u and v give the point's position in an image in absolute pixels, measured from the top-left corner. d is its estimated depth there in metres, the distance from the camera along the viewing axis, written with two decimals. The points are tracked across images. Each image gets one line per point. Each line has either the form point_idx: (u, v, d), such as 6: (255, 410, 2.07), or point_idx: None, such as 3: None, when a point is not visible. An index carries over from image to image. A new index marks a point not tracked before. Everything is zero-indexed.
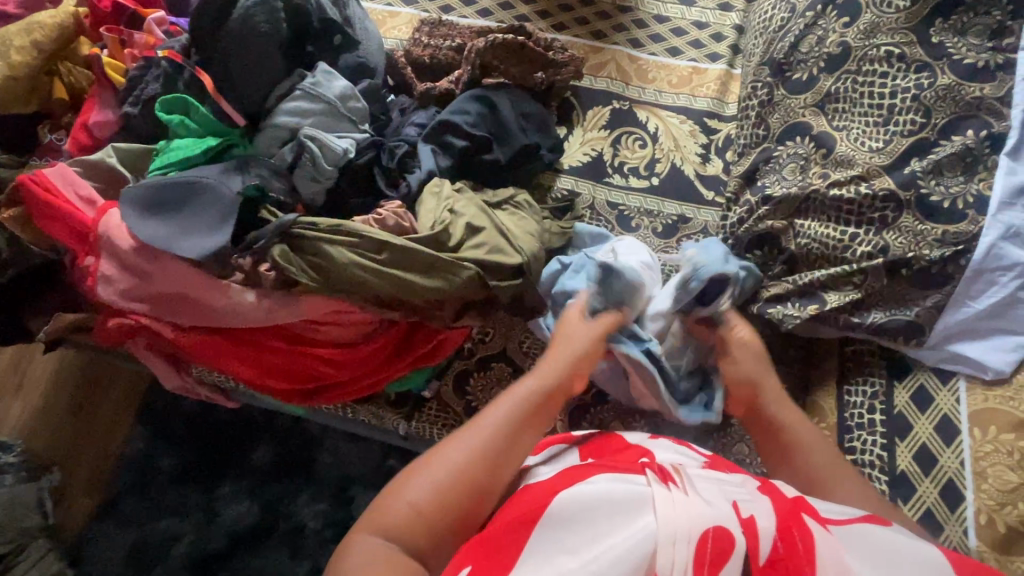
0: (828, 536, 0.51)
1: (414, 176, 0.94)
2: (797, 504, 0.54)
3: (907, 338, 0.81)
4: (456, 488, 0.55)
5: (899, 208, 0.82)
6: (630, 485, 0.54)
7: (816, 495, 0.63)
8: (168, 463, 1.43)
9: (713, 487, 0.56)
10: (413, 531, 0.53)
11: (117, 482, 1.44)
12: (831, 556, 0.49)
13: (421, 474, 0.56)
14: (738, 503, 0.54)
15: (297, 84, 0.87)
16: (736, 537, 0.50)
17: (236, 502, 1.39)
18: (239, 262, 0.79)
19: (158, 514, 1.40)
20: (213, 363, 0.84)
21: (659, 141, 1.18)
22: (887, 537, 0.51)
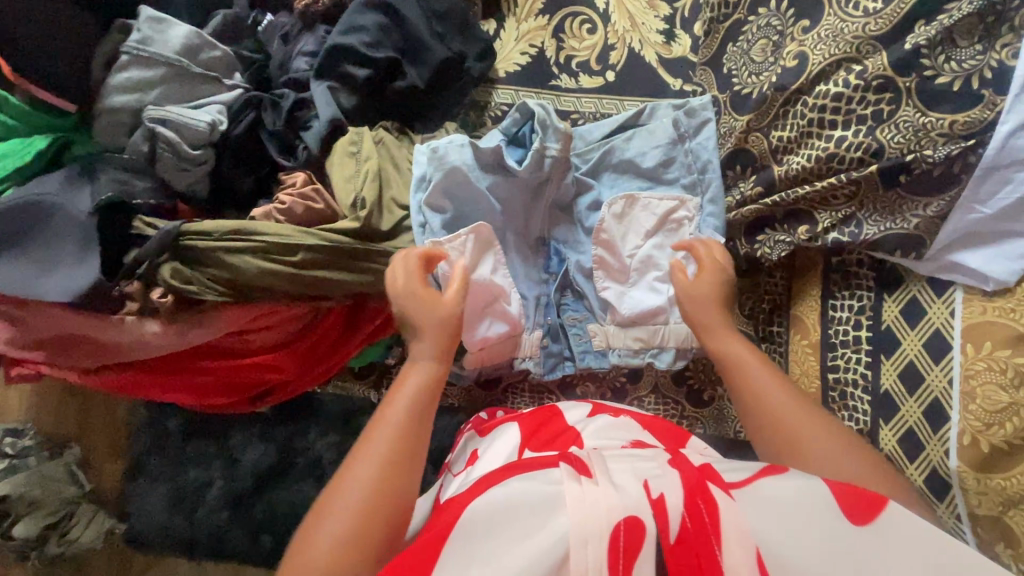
0: (730, 504, 0.48)
1: (311, 131, 0.78)
2: (703, 474, 0.51)
3: (905, 252, 0.73)
4: (377, 489, 0.53)
5: (897, 98, 0.68)
6: (536, 484, 0.50)
7: (792, 456, 0.59)
8: (174, 423, 1.23)
9: (622, 468, 0.53)
10: (343, 558, 0.49)
11: (132, 445, 1.24)
12: (735, 526, 0.46)
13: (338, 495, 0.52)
14: (648, 482, 0.50)
15: (120, 45, 0.67)
16: (647, 523, 0.47)
17: (250, 449, 1.19)
18: (126, 290, 0.67)
19: (179, 468, 1.21)
20: (140, 395, 0.76)
21: (611, 22, 0.96)
22: (794, 501, 0.48)
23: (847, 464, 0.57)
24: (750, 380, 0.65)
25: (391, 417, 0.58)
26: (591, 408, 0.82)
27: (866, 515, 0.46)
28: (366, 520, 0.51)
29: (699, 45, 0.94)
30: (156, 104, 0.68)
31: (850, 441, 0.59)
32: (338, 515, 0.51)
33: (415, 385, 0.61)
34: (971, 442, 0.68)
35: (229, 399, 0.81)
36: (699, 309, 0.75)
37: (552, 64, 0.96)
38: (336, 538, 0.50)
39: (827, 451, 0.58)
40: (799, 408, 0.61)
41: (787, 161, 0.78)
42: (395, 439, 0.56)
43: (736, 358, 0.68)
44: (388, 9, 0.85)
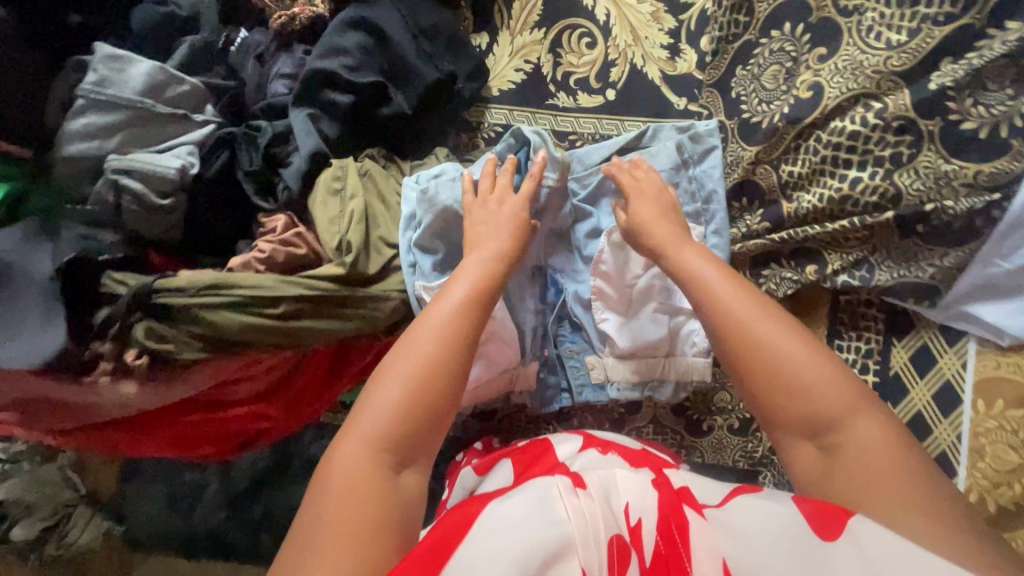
0: (702, 525, 0.47)
1: (291, 168, 0.72)
2: (680, 495, 0.51)
3: (919, 299, 0.70)
4: (426, 374, 0.53)
5: (919, 142, 0.64)
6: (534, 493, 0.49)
7: (755, 351, 0.53)
8: None
9: (610, 486, 0.52)
10: (395, 432, 0.50)
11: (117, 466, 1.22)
12: (705, 543, 0.46)
13: (386, 382, 0.52)
14: (628, 505, 0.50)
15: (75, 87, 0.61)
16: (630, 554, 0.47)
17: (240, 471, 1.17)
18: (98, 351, 0.63)
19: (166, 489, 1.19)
20: (124, 448, 0.74)
21: (611, 35, 0.89)
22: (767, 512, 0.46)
23: (805, 363, 0.51)
24: (709, 290, 0.58)
25: (437, 312, 0.57)
26: (582, 441, 0.81)
27: (839, 525, 0.42)
28: (417, 401, 0.51)
29: (705, 62, 0.87)
30: (118, 152, 0.62)
31: (810, 342, 0.52)
32: (392, 387, 0.51)
33: (464, 291, 0.60)
34: (978, 499, 0.67)
35: (216, 446, 0.79)
36: (663, 232, 0.69)
37: (549, 82, 0.90)
38: (393, 407, 0.51)
39: (785, 352, 0.51)
40: (757, 313, 0.54)
41: (797, 198, 0.73)
42: (440, 331, 0.55)
43: (696, 267, 0.62)
44: (372, 28, 0.79)
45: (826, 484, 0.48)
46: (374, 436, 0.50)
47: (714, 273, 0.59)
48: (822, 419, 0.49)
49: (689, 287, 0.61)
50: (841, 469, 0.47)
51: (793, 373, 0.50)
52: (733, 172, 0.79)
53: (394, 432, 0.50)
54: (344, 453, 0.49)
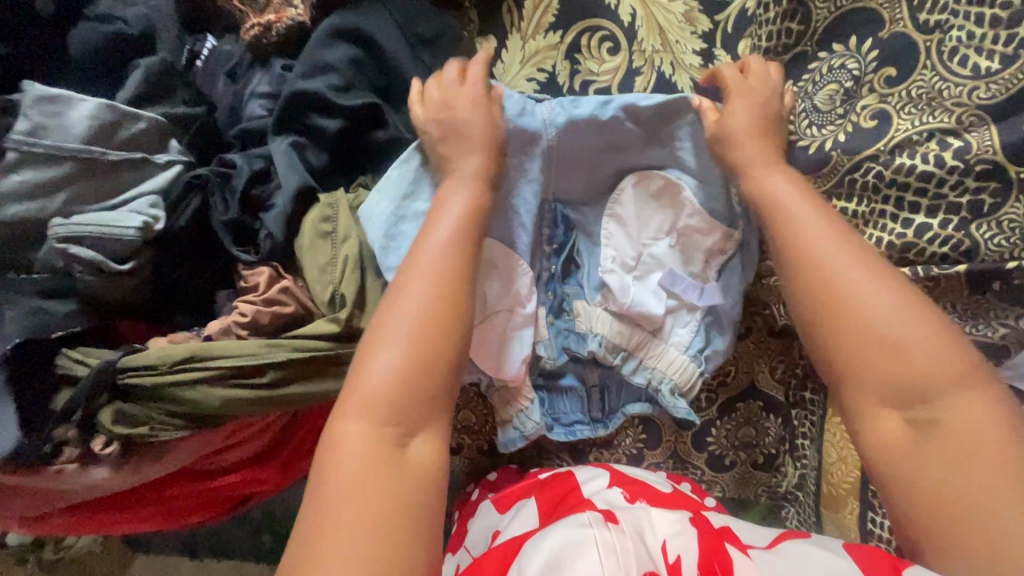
0: (748, 564, 0.48)
1: (273, 211, 0.63)
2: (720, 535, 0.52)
3: (981, 358, 0.61)
4: (420, 340, 0.49)
5: (1005, 190, 0.56)
6: (569, 528, 0.49)
7: (830, 297, 0.50)
8: None
9: (644, 526, 0.53)
10: (392, 411, 0.47)
11: None
12: None
13: (375, 353, 0.48)
14: (666, 542, 0.51)
15: (8, 137, 0.51)
16: None
17: None
18: (63, 438, 0.55)
19: None
20: (104, 528, 0.67)
21: (636, 39, 0.78)
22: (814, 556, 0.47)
23: (896, 323, 0.48)
24: (798, 234, 0.54)
25: (428, 261, 0.53)
26: (609, 477, 0.75)
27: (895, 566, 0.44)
28: (410, 375, 0.48)
29: (744, 70, 0.76)
30: (64, 213, 0.53)
31: (915, 299, 0.49)
32: (391, 351, 0.48)
33: (448, 236, 0.55)
34: None
35: (211, 511, 0.73)
36: (749, 140, 0.62)
37: (565, 93, 0.79)
38: (391, 375, 0.47)
39: (876, 313, 0.48)
40: (859, 264, 0.51)
41: None
42: (437, 278, 0.52)
43: (788, 204, 0.56)
44: (362, 37, 0.68)
45: (916, 452, 0.45)
46: (378, 391, 0.47)
47: (817, 221, 0.54)
48: (921, 399, 0.46)
49: (775, 227, 0.57)
50: (934, 438, 0.45)
51: (885, 334, 0.48)
52: None
53: (392, 400, 0.47)
54: (356, 429, 0.46)
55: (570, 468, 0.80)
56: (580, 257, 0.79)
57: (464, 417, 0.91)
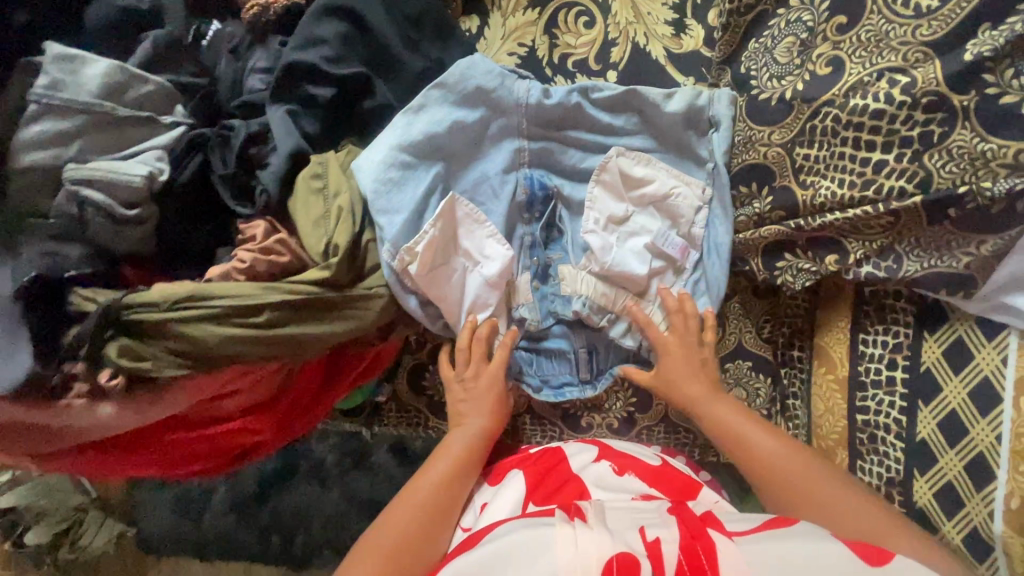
0: (730, 546, 0.54)
1: (270, 169, 0.68)
2: (704, 520, 0.58)
3: (952, 290, 0.64)
4: (429, 509, 0.68)
5: (951, 118, 0.58)
6: (537, 528, 0.57)
7: (779, 493, 0.68)
8: None
9: (624, 518, 0.59)
10: (409, 539, 0.64)
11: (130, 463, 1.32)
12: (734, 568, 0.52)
13: (401, 503, 0.68)
14: (645, 529, 0.56)
15: (26, 91, 0.56)
16: (642, 561, 0.52)
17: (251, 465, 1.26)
18: (69, 372, 0.59)
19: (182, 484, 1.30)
20: (113, 471, 0.70)
21: (611, 13, 0.83)
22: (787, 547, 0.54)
23: (835, 494, 0.65)
24: (740, 439, 0.73)
25: (425, 483, 0.70)
26: (597, 452, 0.79)
27: (882, 557, 0.52)
28: (422, 522, 0.66)
29: (714, 37, 0.81)
30: (77, 161, 0.58)
31: (827, 468, 0.68)
32: (434, 474, 0.71)
33: (458, 446, 0.74)
34: (1020, 506, 0.61)
35: (214, 462, 0.76)
36: (670, 371, 0.77)
37: (546, 64, 0.84)
38: (411, 521, 0.66)
39: (821, 524, 0.64)
40: (808, 473, 0.67)
41: (813, 185, 0.68)
42: (451, 477, 0.71)
43: (740, 421, 0.73)
44: (351, 14, 0.73)
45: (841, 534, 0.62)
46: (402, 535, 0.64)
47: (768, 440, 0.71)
48: (848, 514, 0.63)
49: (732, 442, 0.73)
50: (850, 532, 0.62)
51: (819, 503, 0.65)
52: (745, 154, 0.75)
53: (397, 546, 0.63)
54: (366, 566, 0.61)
55: (560, 443, 0.82)
56: (562, 223, 0.82)
57: None
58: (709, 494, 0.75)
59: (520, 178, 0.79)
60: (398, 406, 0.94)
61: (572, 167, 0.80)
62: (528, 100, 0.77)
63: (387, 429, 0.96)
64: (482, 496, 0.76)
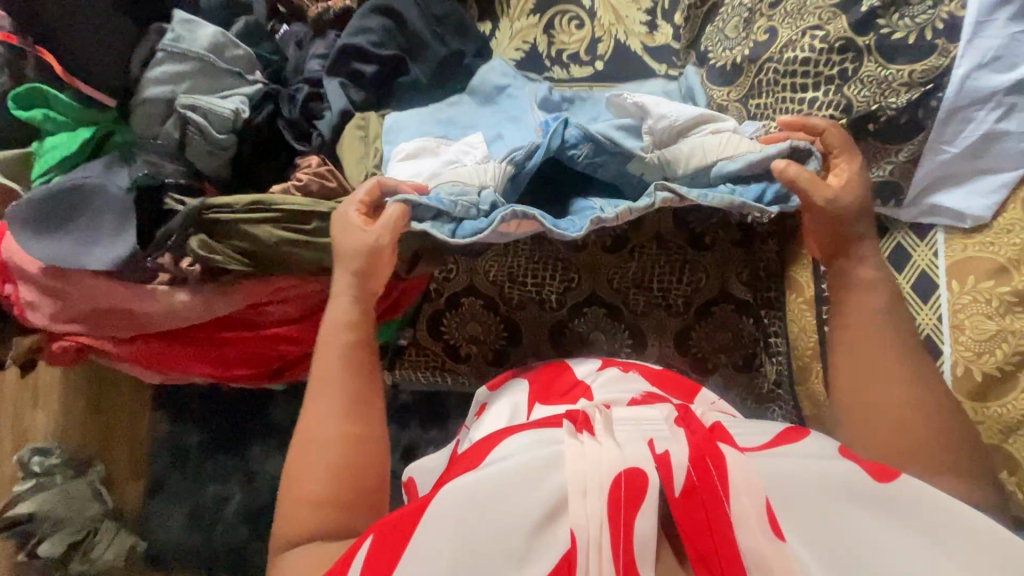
0: (740, 458, 0.48)
1: (325, 121, 0.85)
2: (713, 434, 0.51)
3: (885, 199, 0.77)
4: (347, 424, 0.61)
5: (859, 56, 0.74)
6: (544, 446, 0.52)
7: (881, 380, 0.61)
8: (195, 439, 1.41)
9: (632, 430, 0.54)
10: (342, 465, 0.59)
11: (157, 462, 1.42)
12: (743, 476, 0.47)
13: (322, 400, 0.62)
14: (654, 441, 0.51)
15: (157, 43, 0.76)
16: (649, 476, 0.48)
17: (271, 459, 1.39)
18: (156, 262, 0.73)
19: (202, 483, 1.41)
20: (174, 367, 0.83)
21: (596, 17, 1.04)
22: (798, 464, 0.49)
23: (889, 402, 0.60)
24: (877, 321, 0.65)
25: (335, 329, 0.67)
26: (601, 362, 0.78)
27: (890, 475, 0.48)
28: (347, 438, 0.60)
29: (680, 32, 1.02)
30: (186, 94, 0.76)
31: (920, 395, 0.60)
32: (333, 404, 0.62)
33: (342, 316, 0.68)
34: (965, 372, 0.70)
35: (253, 372, 0.87)
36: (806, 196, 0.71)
37: (545, 57, 1.04)
38: (334, 427, 0.61)
39: (854, 375, 0.63)
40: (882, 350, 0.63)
41: (764, 127, 0.82)
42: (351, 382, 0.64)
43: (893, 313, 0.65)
44: (391, 12, 0.93)
45: (906, 435, 0.57)
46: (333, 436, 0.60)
47: (880, 324, 0.65)
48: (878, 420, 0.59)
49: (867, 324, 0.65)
50: (912, 426, 0.58)
51: (869, 396, 0.61)
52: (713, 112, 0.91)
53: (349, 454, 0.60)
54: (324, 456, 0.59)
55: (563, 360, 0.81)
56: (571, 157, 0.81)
57: (472, 328, 1.05)
58: (708, 397, 0.74)
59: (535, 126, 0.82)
60: (417, 349, 1.07)
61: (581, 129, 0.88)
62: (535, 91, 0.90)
63: (406, 372, 1.08)
64: (482, 398, 0.80)
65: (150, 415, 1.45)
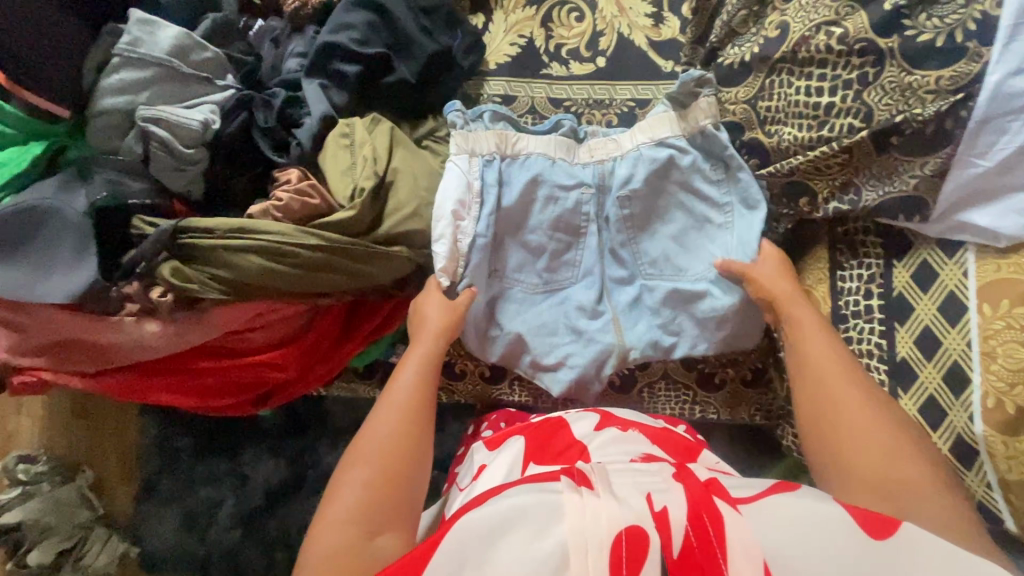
0: (739, 521, 0.45)
1: (304, 128, 0.78)
2: (709, 488, 0.48)
3: (908, 214, 0.72)
4: (374, 495, 0.57)
5: (880, 60, 0.68)
6: (538, 492, 0.47)
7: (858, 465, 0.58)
8: (184, 442, 1.27)
9: (624, 480, 0.50)
10: (345, 553, 0.53)
11: (146, 465, 1.29)
12: (741, 544, 0.43)
13: (355, 472, 0.59)
14: (650, 494, 0.47)
15: (112, 48, 0.69)
16: (649, 534, 0.45)
17: (263, 462, 1.25)
18: (124, 291, 0.68)
19: (194, 485, 1.26)
20: (144, 398, 0.77)
21: (597, 9, 0.97)
22: (808, 515, 0.46)
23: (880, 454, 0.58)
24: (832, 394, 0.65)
25: (402, 388, 0.68)
26: (598, 419, 0.76)
27: (886, 531, 0.45)
28: (366, 506, 0.56)
29: (687, 25, 0.95)
30: (148, 104, 0.69)
31: (898, 427, 0.60)
32: (364, 468, 0.59)
33: (399, 392, 0.67)
34: (996, 404, 0.65)
35: (235, 400, 0.82)
36: (775, 289, 0.77)
37: (542, 52, 0.97)
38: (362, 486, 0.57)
39: (847, 458, 0.59)
40: (841, 380, 0.65)
41: (776, 133, 0.77)
42: (385, 455, 0.60)
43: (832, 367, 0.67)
44: (375, 5, 0.85)
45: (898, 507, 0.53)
46: (351, 505, 0.56)
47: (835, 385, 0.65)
48: (923, 504, 0.53)
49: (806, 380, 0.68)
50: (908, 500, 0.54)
51: (857, 440, 0.60)
52: (719, 115, 0.84)
53: (367, 498, 0.57)
54: (359, 472, 0.59)
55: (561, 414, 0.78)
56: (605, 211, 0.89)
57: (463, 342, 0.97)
58: (708, 457, 0.72)
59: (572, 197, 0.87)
60: None
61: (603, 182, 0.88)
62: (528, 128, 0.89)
63: None
64: (481, 459, 0.75)
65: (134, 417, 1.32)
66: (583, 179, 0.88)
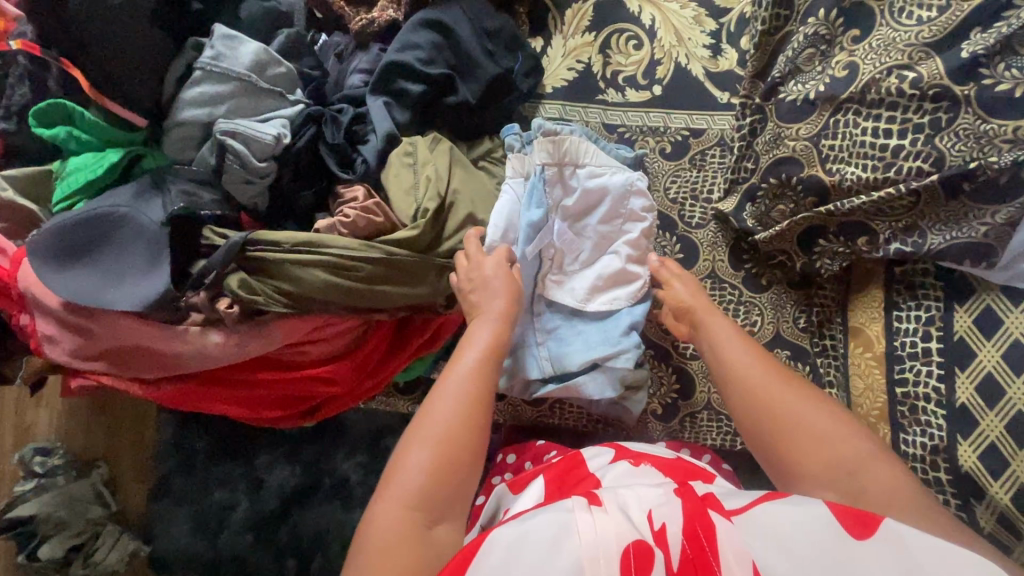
0: (730, 528, 0.48)
1: (369, 145, 0.79)
2: (705, 503, 0.51)
3: (974, 260, 0.71)
4: (439, 479, 0.54)
5: (955, 106, 0.68)
6: (547, 515, 0.49)
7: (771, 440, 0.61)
8: (202, 444, 1.22)
9: (627, 495, 0.52)
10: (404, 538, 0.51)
11: (161, 464, 1.25)
12: (737, 553, 0.46)
13: (416, 447, 0.56)
14: (651, 511, 0.50)
15: (194, 61, 0.70)
16: (653, 550, 0.47)
17: (279, 467, 1.20)
18: (192, 301, 0.70)
19: (207, 487, 1.22)
20: (195, 407, 0.78)
21: (656, 38, 0.98)
22: (792, 523, 0.47)
23: (823, 425, 0.59)
24: (741, 372, 0.65)
25: (464, 367, 0.63)
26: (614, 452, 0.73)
27: (867, 530, 0.46)
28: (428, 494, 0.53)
29: (746, 58, 0.96)
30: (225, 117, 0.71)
31: (815, 393, 0.62)
32: (423, 449, 0.56)
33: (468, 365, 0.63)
34: None
35: (282, 412, 0.82)
36: (693, 298, 0.77)
37: (598, 78, 0.98)
38: (422, 469, 0.54)
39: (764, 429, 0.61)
40: (761, 356, 0.66)
41: (839, 171, 0.76)
42: (445, 441, 0.56)
43: (739, 347, 0.67)
44: (442, 27, 0.86)
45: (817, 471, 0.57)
46: (411, 489, 0.53)
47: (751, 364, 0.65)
48: (839, 464, 0.57)
49: (724, 359, 0.67)
50: (830, 459, 0.57)
51: (812, 430, 0.59)
52: (775, 148, 0.82)
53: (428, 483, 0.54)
54: (421, 453, 0.55)
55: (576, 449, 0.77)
56: (626, 229, 0.87)
57: None
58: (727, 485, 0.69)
59: (617, 226, 0.86)
60: None
61: (632, 212, 0.86)
62: (586, 143, 0.87)
63: None
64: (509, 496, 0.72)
65: (155, 416, 1.30)
66: (609, 187, 0.86)
